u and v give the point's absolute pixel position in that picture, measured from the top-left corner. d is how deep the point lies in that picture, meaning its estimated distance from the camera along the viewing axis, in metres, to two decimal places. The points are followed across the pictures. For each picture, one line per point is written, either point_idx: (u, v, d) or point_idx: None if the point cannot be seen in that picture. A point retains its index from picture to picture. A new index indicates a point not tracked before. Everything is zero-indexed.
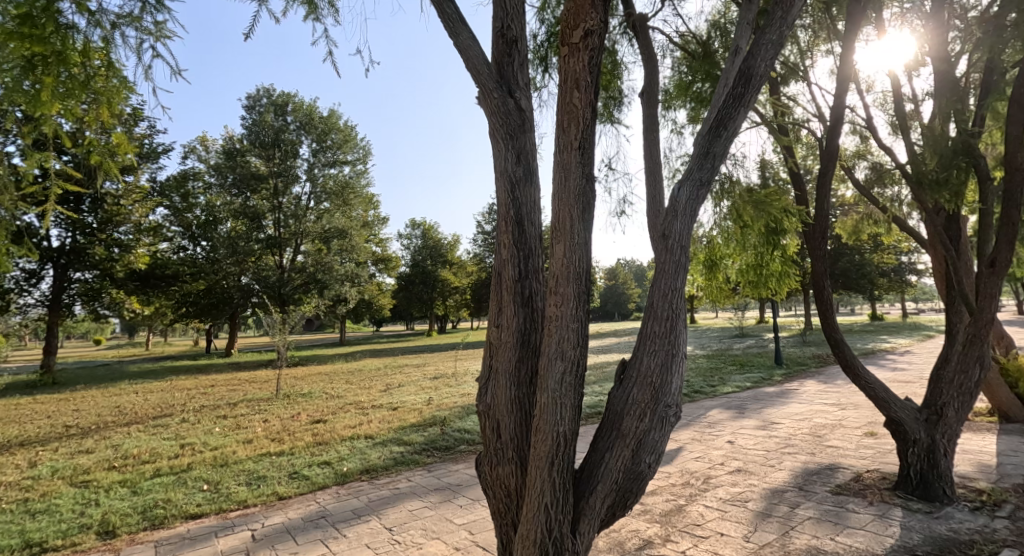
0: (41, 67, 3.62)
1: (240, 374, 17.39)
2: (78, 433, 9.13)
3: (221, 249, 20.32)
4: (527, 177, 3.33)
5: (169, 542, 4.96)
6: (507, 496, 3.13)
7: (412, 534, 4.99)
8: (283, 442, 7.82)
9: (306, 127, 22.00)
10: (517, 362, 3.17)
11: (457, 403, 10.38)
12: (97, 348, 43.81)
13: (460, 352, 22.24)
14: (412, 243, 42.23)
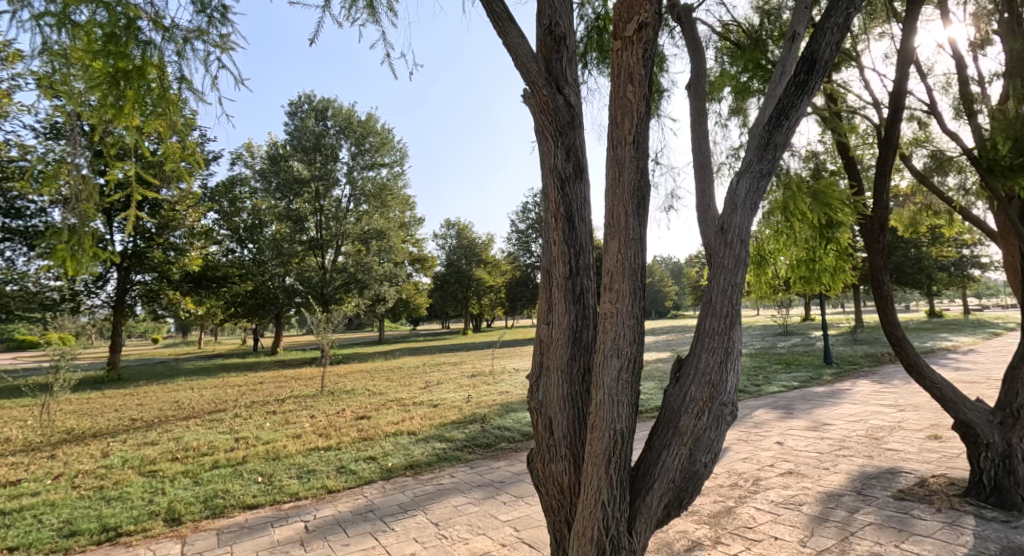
0: (119, 82, 3.82)
1: (286, 372, 17.93)
2: (139, 426, 9.60)
3: (267, 252, 21.03)
4: (577, 174, 3.31)
5: (229, 530, 5.18)
6: (560, 493, 3.14)
7: (457, 529, 5.04)
8: (330, 437, 8.04)
9: (345, 131, 22.53)
10: (569, 359, 3.17)
11: (495, 401, 10.42)
12: (154, 346, 46.26)
13: (497, 352, 22.39)
14: (448, 243, 42.76)
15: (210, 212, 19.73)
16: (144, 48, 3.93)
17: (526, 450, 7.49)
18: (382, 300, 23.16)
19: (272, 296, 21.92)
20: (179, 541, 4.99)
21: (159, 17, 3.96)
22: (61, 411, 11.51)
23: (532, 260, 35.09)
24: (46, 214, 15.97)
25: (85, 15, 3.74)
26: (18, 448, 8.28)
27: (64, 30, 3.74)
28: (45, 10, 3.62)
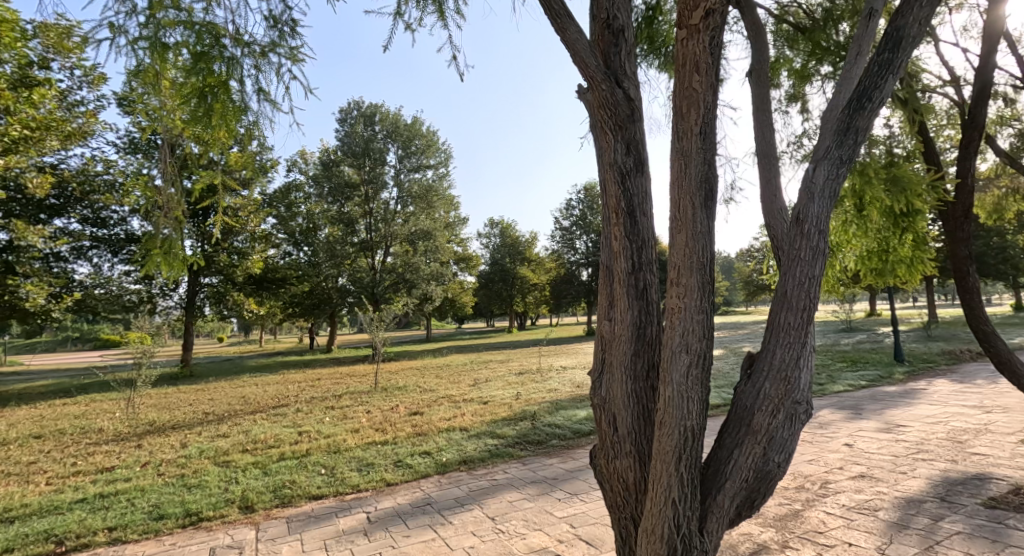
0: (205, 98, 4.10)
1: (341, 369, 18.52)
2: (211, 419, 10.17)
3: (322, 255, 21.80)
4: (638, 168, 3.26)
5: (297, 519, 5.41)
6: (626, 490, 3.11)
7: (514, 524, 5.08)
8: (386, 432, 8.25)
9: (392, 135, 22.94)
10: (632, 355, 3.14)
11: (545, 399, 10.43)
12: (221, 344, 49.23)
13: (545, 351, 22.38)
14: (493, 243, 43.07)
15: (269, 218, 20.51)
16: (227, 64, 4.16)
17: (578, 447, 7.46)
18: (429, 299, 23.66)
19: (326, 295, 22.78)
20: (253, 527, 5.26)
21: (239, 34, 4.17)
22: (144, 405, 12.36)
23: (575, 257, 33.99)
24: (128, 223, 17.13)
25: (175, 38, 3.98)
26: (109, 439, 8.94)
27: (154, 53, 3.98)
28: (139, 35, 3.86)
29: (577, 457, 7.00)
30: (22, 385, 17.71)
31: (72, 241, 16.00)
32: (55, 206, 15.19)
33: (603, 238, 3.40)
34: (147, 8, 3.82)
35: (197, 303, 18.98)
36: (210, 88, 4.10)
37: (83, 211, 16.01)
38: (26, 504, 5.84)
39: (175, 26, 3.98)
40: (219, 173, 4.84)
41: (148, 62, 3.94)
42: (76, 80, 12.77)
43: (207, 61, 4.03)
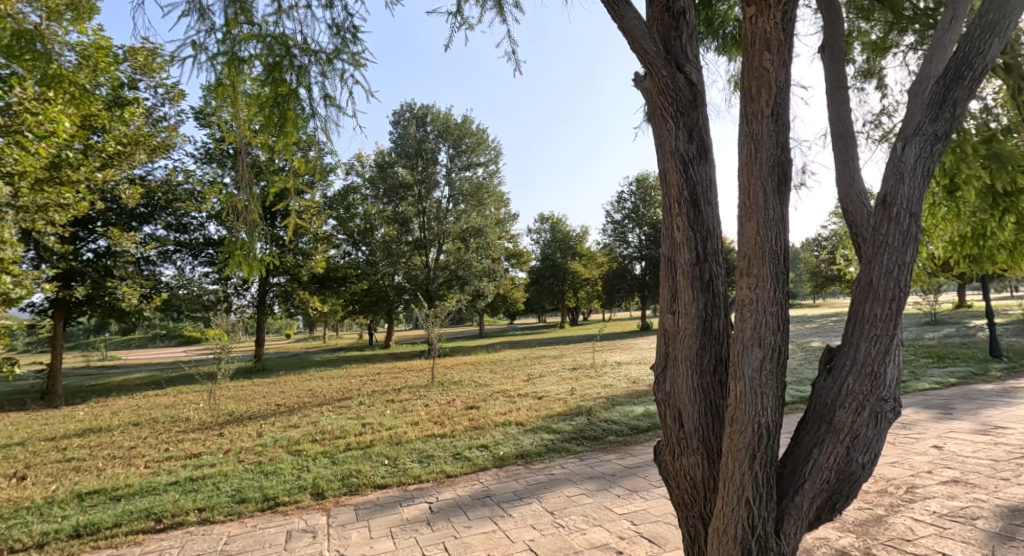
0: (279, 106, 4.29)
1: (398, 364, 18.97)
2: (283, 411, 10.62)
3: (379, 253, 22.37)
4: (702, 155, 3.13)
5: (364, 506, 5.56)
6: (693, 488, 3.01)
7: (574, 519, 5.03)
8: (445, 425, 8.37)
9: (445, 134, 23.04)
10: (698, 350, 3.02)
11: (601, 394, 10.30)
12: (287, 339, 51.69)
13: (599, 346, 22.19)
14: (543, 238, 42.92)
15: (330, 219, 21.20)
16: (298, 73, 4.34)
17: (637, 444, 7.32)
18: (482, 295, 23.95)
19: (382, 294, 23.83)
20: (325, 513, 5.44)
21: (308, 43, 4.32)
22: (223, 396, 13.10)
23: (628, 251, 33.27)
24: (206, 227, 18.14)
25: (248, 51, 4.17)
26: (193, 428, 9.48)
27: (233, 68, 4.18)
28: (217, 51, 4.05)
29: (637, 454, 6.86)
30: (115, 378, 19.05)
31: (160, 246, 17.05)
32: (144, 214, 16.22)
33: (664, 228, 3.29)
34: (223, 25, 4.02)
35: (267, 301, 19.93)
36: (281, 97, 4.30)
37: (167, 218, 17.02)
38: (128, 484, 6.28)
39: (250, 40, 4.18)
40: (289, 178, 5.03)
41: (228, 75, 4.15)
42: (160, 97, 13.81)
43: (280, 72, 4.24)
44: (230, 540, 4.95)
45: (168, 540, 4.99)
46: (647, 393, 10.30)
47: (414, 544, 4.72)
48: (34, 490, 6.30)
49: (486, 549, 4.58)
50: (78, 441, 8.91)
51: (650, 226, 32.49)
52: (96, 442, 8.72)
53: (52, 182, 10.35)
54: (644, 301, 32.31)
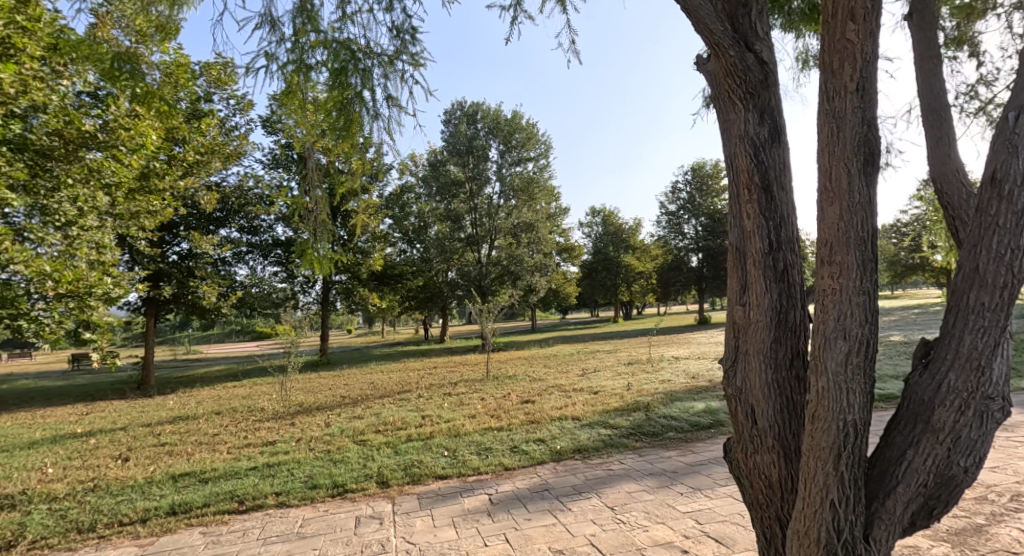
0: (346, 110, 4.47)
1: (454, 358, 19.21)
2: (347, 403, 10.97)
3: (432, 251, 22.57)
4: (774, 138, 2.94)
5: (427, 496, 5.64)
6: (769, 487, 2.85)
7: (635, 516, 4.92)
8: (501, 419, 8.38)
9: (494, 131, 22.87)
10: (772, 343, 2.85)
11: (659, 390, 10.07)
12: (348, 335, 53.59)
13: (654, 341, 21.78)
14: (595, 232, 42.35)
15: (387, 218, 21.68)
16: (362, 76, 4.45)
17: (698, 440, 7.09)
18: (534, 290, 23.96)
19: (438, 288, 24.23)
20: (390, 501, 5.56)
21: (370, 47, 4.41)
22: (294, 388, 13.69)
23: (684, 243, 31.99)
24: (274, 229, 18.99)
25: (315, 59, 4.34)
26: (268, 417, 9.93)
27: (303, 73, 4.35)
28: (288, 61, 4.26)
29: (699, 451, 6.64)
30: (197, 371, 20.25)
31: (235, 247, 17.68)
32: (220, 218, 16.99)
33: (732, 216, 3.12)
34: (293, 35, 4.22)
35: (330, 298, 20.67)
36: (348, 101, 4.48)
37: (240, 221, 17.67)
38: (214, 468, 6.65)
39: (317, 47, 4.32)
40: (350, 179, 5.15)
41: (299, 82, 4.34)
42: (232, 108, 14.64)
43: (345, 75, 4.39)
44: (304, 523, 5.13)
45: (250, 521, 5.23)
46: (707, 388, 9.97)
47: (475, 534, 4.74)
48: (136, 470, 6.77)
49: (547, 542, 4.54)
50: (169, 427, 9.51)
51: (707, 216, 31.27)
52: (185, 429, 9.29)
53: (142, 191, 11.54)
54: (701, 294, 31.48)
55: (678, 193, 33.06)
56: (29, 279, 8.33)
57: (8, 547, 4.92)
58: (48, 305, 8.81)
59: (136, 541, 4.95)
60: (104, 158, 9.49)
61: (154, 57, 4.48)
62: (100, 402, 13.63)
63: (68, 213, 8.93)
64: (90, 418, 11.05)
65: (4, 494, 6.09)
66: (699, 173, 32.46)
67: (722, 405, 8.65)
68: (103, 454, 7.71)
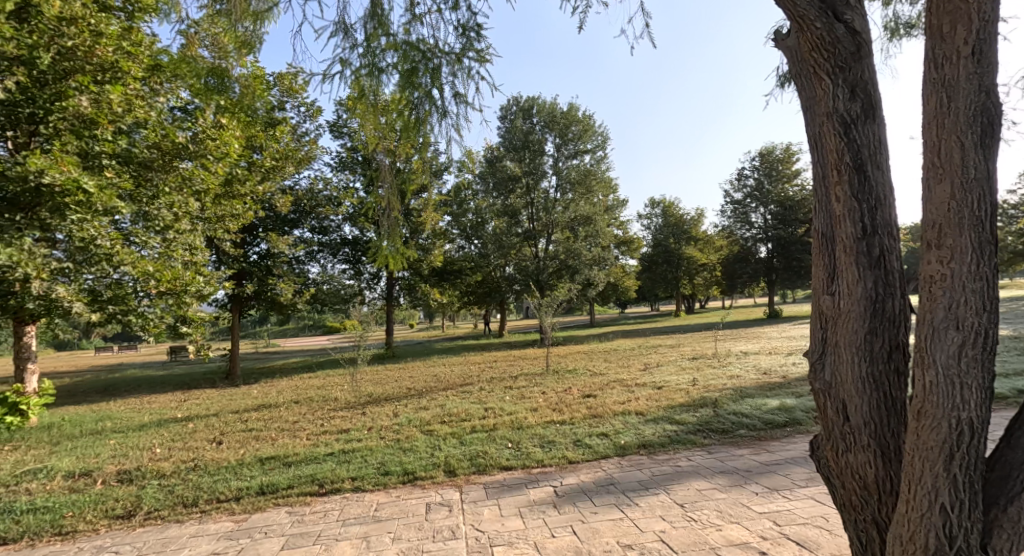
0: (415, 110, 4.56)
1: (513, 352, 19.28)
2: (412, 394, 11.24)
3: (490, 246, 22.54)
4: (869, 113, 2.69)
5: (493, 486, 5.66)
6: (864, 489, 2.65)
7: (707, 514, 4.74)
8: (563, 412, 8.31)
9: (549, 125, 22.34)
10: (867, 335, 2.63)
11: (727, 385, 9.67)
12: (412, 330, 55.16)
13: (720, 335, 20.97)
14: (653, 222, 41.26)
15: (446, 214, 21.98)
16: (431, 76, 4.50)
17: (772, 438, 6.75)
18: (593, 284, 23.70)
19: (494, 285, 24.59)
20: (458, 489, 5.63)
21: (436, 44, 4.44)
22: (363, 380, 14.19)
23: (751, 232, 30.62)
24: (342, 228, 19.61)
25: (386, 60, 4.41)
26: (340, 407, 10.30)
27: (374, 75, 4.44)
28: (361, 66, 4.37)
29: (774, 450, 6.32)
30: (276, 363, 21.35)
31: (307, 247, 18.32)
32: (293, 220, 17.76)
33: (818, 199, 2.90)
34: (365, 41, 4.31)
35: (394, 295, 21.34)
36: (420, 100, 4.56)
37: (311, 222, 18.42)
38: (297, 452, 6.98)
39: (388, 50, 4.39)
40: (410, 179, 5.19)
41: (369, 83, 4.41)
42: (303, 115, 15.25)
43: (416, 76, 4.46)
44: (379, 507, 5.27)
45: (330, 503, 5.44)
46: (781, 385, 9.48)
47: (542, 525, 4.71)
48: (229, 453, 7.21)
49: (615, 536, 4.45)
50: (254, 414, 10.05)
51: (776, 204, 29.79)
52: (268, 416, 9.81)
53: (228, 197, 12.36)
54: (770, 286, 29.96)
55: (744, 180, 31.54)
56: (136, 278, 9.08)
57: (128, 516, 5.35)
58: (152, 301, 9.57)
59: (232, 517, 5.25)
60: (195, 166, 10.20)
61: (236, 73, 4.70)
62: (197, 390, 14.67)
63: (166, 219, 9.65)
64: (186, 404, 11.88)
65: (123, 469, 6.63)
66: (767, 158, 30.88)
67: (798, 401, 8.20)
68: (201, 437, 8.26)
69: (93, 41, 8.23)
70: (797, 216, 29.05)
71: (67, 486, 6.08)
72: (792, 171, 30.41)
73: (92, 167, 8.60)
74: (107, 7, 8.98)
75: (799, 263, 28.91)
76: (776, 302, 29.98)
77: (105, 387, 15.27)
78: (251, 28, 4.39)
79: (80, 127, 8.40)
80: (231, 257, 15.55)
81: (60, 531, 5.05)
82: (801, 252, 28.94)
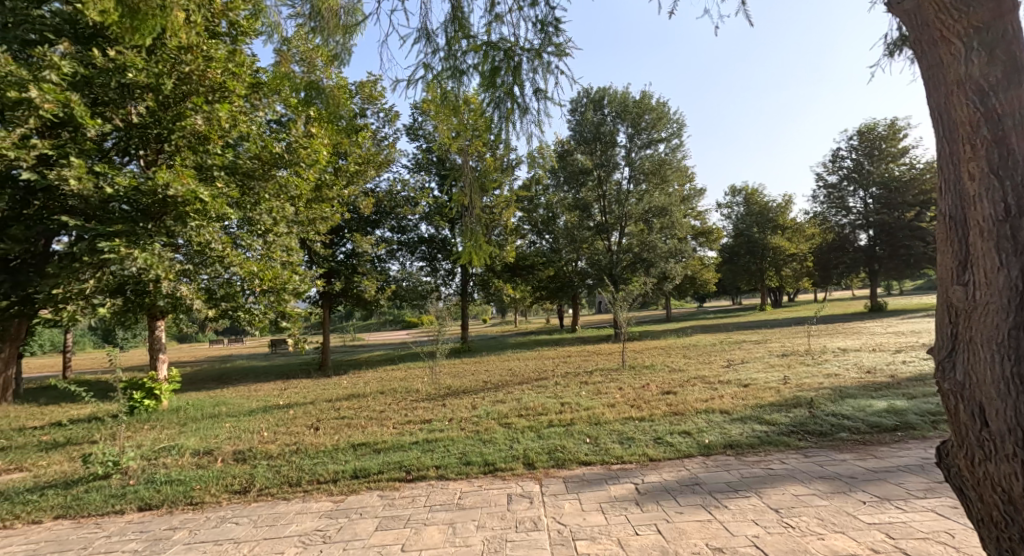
0: (497, 109, 4.75)
1: (588, 347, 19.30)
2: (489, 387, 11.57)
3: (562, 241, 22.52)
4: (1011, 78, 2.53)
5: (573, 480, 5.77)
6: (1008, 501, 2.51)
7: (806, 521, 4.60)
8: (642, 409, 8.27)
9: (622, 115, 21.69)
10: (1011, 330, 2.50)
11: (823, 385, 9.21)
12: (486, 324, 56.23)
13: (813, 329, 20.01)
14: (734, 211, 39.60)
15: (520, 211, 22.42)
16: (513, 73, 4.65)
17: (877, 443, 6.39)
18: (670, 277, 23.19)
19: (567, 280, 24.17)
20: (538, 482, 5.78)
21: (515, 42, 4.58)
22: (443, 372, 14.74)
23: (849, 219, 28.63)
24: (419, 227, 20.29)
25: (469, 61, 4.62)
26: (422, 398, 10.74)
27: (456, 78, 4.68)
28: (442, 68, 4.62)
29: (880, 455, 5.98)
30: (362, 355, 22.51)
31: (388, 246, 19.13)
32: (375, 220, 18.55)
33: (943, 179, 2.79)
34: (446, 45, 4.54)
35: (469, 290, 21.94)
36: (503, 98, 4.72)
37: (391, 222, 19.11)
38: (384, 440, 7.40)
39: (469, 51, 4.60)
40: (478, 176, 5.49)
41: (451, 85, 4.68)
42: (382, 120, 15.89)
43: (497, 76, 4.62)
44: (463, 496, 5.53)
45: (417, 489, 5.76)
46: (887, 385, 8.92)
47: (625, 522, 4.77)
48: (324, 438, 7.75)
49: (703, 538, 4.44)
50: (345, 403, 10.68)
51: (879, 184, 27.58)
52: (358, 405, 10.41)
53: (318, 200, 13.07)
54: (872, 277, 27.89)
55: (841, 161, 29.47)
56: (243, 278, 9.89)
57: (244, 492, 5.90)
58: (257, 298, 10.43)
59: (331, 497, 5.69)
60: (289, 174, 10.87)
61: (327, 81, 5.09)
62: (294, 380, 15.80)
63: (267, 223, 10.38)
64: (287, 393, 12.81)
65: (237, 449, 7.31)
66: (867, 136, 28.63)
67: (909, 404, 7.68)
68: (300, 423, 8.92)
69: (205, 65, 8.96)
70: (903, 198, 26.87)
71: (192, 463, 6.79)
72: (898, 149, 27.94)
73: (205, 178, 9.40)
74: (215, 33, 9.78)
75: (907, 250, 26.60)
76: (880, 294, 27.80)
77: (217, 376, 16.74)
78: (341, 41, 4.85)
79: (194, 143, 9.34)
80: (322, 257, 16.52)
81: (191, 501, 5.65)
82: (910, 239, 26.65)
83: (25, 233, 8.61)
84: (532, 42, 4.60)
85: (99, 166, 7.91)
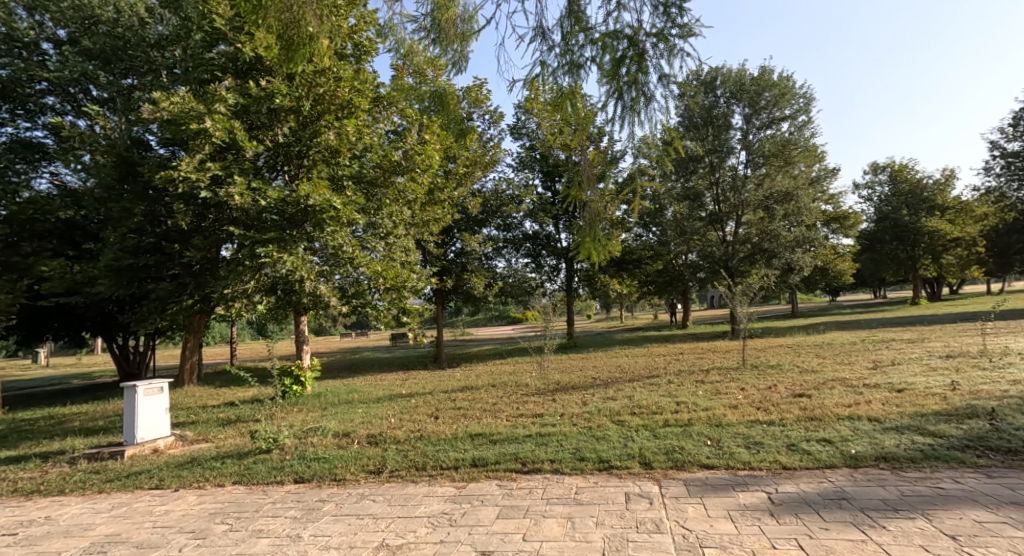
0: (617, 100, 4.89)
1: (702, 344, 18.68)
2: (601, 383, 11.68)
3: (670, 232, 21.95)
4: None
5: (695, 483, 5.78)
6: None
7: (994, 553, 4.19)
8: (770, 412, 7.99)
9: (736, 95, 20.84)
10: None
11: (1006, 394, 8.23)
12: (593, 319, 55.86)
13: (992, 327, 17.94)
14: (876, 192, 36.22)
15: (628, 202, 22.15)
16: (635, 63, 4.77)
17: None
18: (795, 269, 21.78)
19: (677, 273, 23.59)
20: (657, 482, 5.86)
21: (638, 32, 4.71)
22: (555, 367, 15.00)
23: None
24: (524, 224, 20.74)
25: (589, 55, 4.81)
26: (532, 392, 11.08)
27: (574, 72, 4.90)
28: (560, 64, 4.86)
29: None
30: (473, 349, 23.47)
31: (495, 243, 19.84)
32: (482, 219, 19.23)
33: None
34: (563, 43, 4.76)
35: (574, 286, 21.99)
36: (627, 87, 4.85)
37: (497, 221, 19.76)
38: (500, 431, 7.81)
39: (586, 45, 4.78)
40: (590, 170, 5.66)
41: (569, 80, 4.90)
42: (487, 121, 16.46)
43: (618, 67, 4.78)
44: (579, 491, 5.75)
45: (534, 481, 6.06)
46: None
47: (760, 533, 4.70)
48: (444, 427, 8.32)
49: None
50: (462, 395, 11.29)
51: None
52: (473, 397, 10.93)
53: (432, 204, 13.84)
54: None
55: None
56: (369, 277, 10.81)
57: (377, 472, 6.53)
58: (381, 295, 11.24)
59: (454, 483, 6.15)
60: (406, 180, 11.57)
61: (443, 87, 5.51)
62: (415, 372, 16.84)
63: (388, 226, 11.15)
64: (407, 383, 13.73)
65: (370, 433, 8.06)
66: None
67: None
68: (422, 412, 9.60)
69: (336, 85, 10.04)
70: None
71: (333, 443, 7.59)
72: None
73: (338, 188, 10.38)
74: (343, 55, 10.70)
75: None
76: None
77: (348, 365, 18.34)
78: (458, 49, 5.17)
79: (328, 156, 10.26)
80: (435, 256, 17.56)
81: (335, 477, 6.37)
82: None
83: (201, 242, 10.03)
84: (654, 26, 4.70)
85: (256, 183, 9.13)
